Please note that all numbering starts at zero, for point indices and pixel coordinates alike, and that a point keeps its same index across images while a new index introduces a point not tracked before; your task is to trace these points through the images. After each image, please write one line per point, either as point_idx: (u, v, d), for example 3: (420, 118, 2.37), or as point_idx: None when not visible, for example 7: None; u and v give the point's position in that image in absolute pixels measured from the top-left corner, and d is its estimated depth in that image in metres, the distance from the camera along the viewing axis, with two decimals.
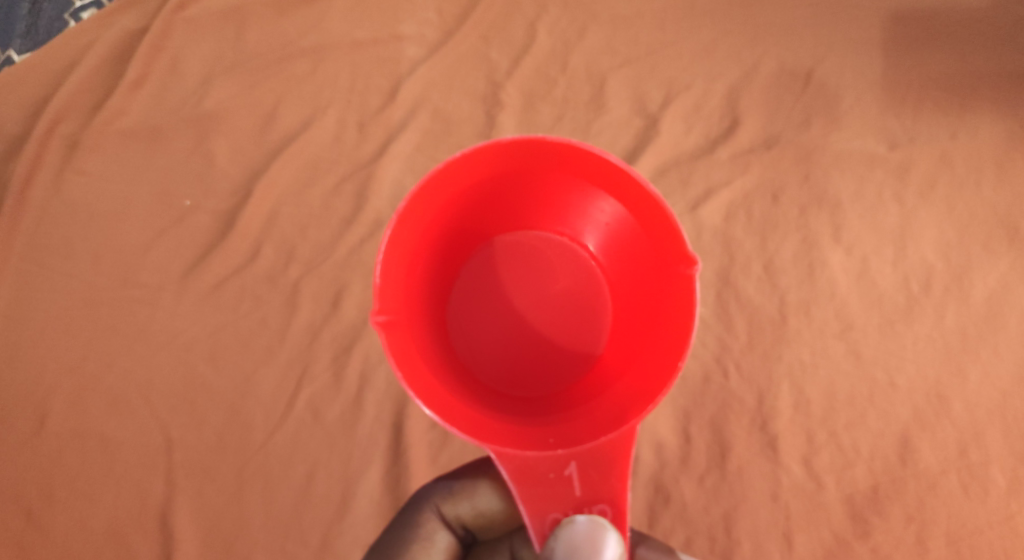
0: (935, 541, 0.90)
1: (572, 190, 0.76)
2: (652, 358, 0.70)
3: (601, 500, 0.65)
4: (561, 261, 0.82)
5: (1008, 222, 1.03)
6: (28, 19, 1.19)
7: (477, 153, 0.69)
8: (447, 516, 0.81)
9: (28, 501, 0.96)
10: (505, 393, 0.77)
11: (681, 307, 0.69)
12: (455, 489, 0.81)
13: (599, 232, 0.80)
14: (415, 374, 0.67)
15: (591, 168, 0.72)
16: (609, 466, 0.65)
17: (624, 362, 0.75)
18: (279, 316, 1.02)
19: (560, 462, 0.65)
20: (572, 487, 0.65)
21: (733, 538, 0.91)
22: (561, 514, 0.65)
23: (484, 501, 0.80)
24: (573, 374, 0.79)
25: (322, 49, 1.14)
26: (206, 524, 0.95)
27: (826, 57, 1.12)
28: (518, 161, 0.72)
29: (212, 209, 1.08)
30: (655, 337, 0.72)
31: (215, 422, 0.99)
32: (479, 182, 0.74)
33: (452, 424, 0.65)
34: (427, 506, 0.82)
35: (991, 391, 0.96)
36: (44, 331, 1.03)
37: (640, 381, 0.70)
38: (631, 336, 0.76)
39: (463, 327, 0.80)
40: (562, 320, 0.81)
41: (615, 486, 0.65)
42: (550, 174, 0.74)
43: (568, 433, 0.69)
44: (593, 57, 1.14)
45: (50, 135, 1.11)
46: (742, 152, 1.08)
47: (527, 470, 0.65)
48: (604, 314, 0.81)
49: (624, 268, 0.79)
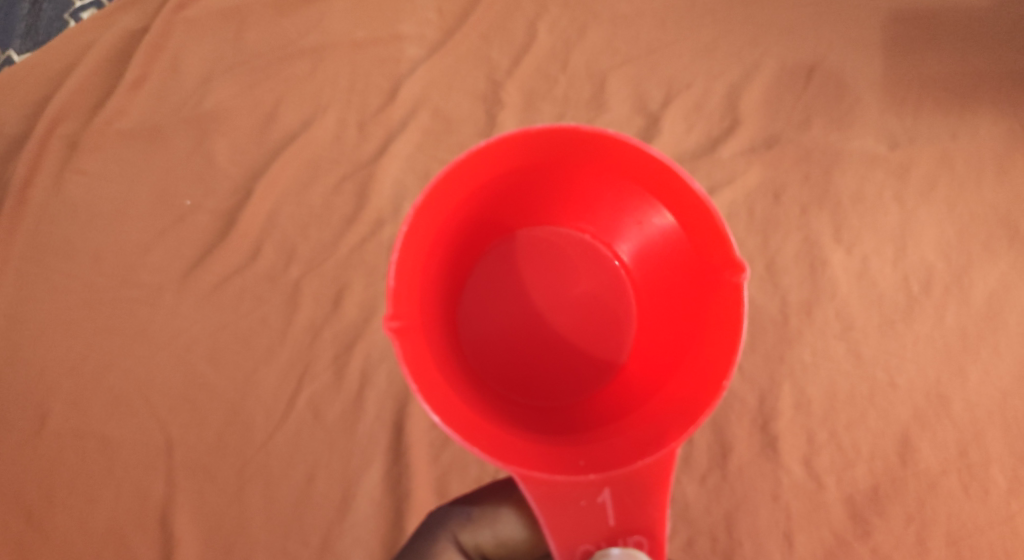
0: (935, 542, 0.90)
1: (600, 187, 0.77)
2: (688, 372, 0.71)
3: (636, 531, 0.65)
4: (584, 261, 0.83)
5: (1008, 222, 1.03)
6: (28, 19, 1.19)
7: (503, 145, 0.69)
8: (465, 545, 0.82)
9: (28, 501, 0.96)
10: (526, 403, 0.79)
11: (723, 316, 0.69)
12: (473, 516, 0.83)
13: (625, 234, 0.81)
14: (432, 388, 0.66)
15: (626, 164, 0.72)
16: (644, 494, 0.65)
17: (655, 376, 0.76)
18: (279, 316, 1.02)
19: (593, 488, 0.65)
20: (605, 515, 0.65)
21: (733, 538, 0.91)
22: (593, 546, 0.65)
23: (506, 529, 0.81)
24: (597, 381, 0.80)
25: (322, 49, 1.14)
26: (206, 523, 0.95)
27: (826, 56, 1.12)
28: (545, 155, 0.72)
29: (212, 208, 1.08)
30: (692, 351, 0.72)
31: (216, 421, 0.98)
32: (502, 175, 0.74)
33: (472, 442, 0.64)
34: (443, 534, 0.83)
35: (992, 391, 0.96)
36: (44, 330, 1.03)
37: (677, 396, 0.70)
38: (663, 347, 0.77)
39: (479, 329, 0.81)
40: (585, 323, 0.82)
41: (651, 514, 0.65)
42: (579, 168, 0.75)
43: (599, 456, 0.68)
44: (592, 57, 1.14)
45: (51, 135, 1.11)
46: (742, 152, 1.08)
47: (555, 496, 0.65)
48: (628, 321, 0.82)
49: (649, 271, 0.80)
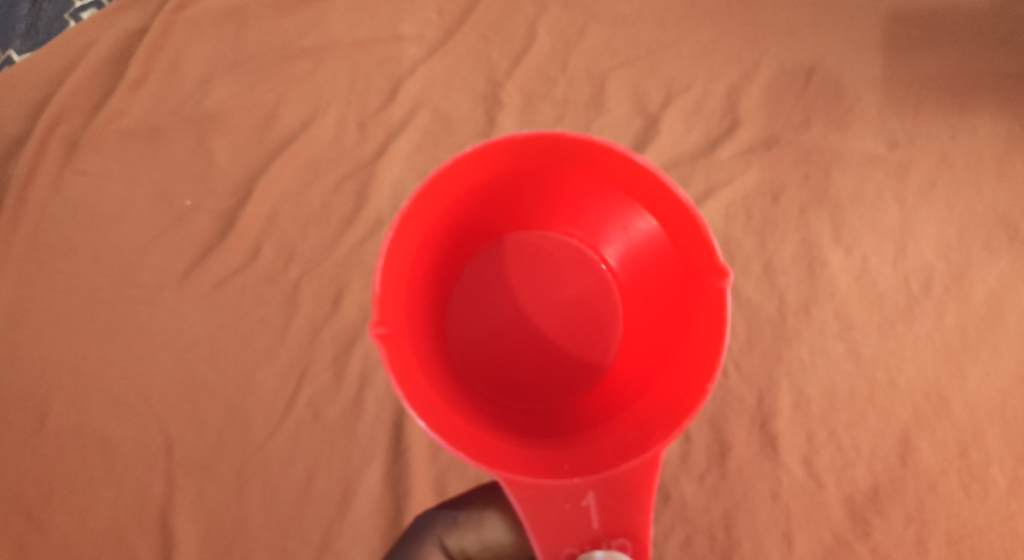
0: (935, 541, 0.90)
1: (585, 190, 0.77)
2: (673, 375, 0.71)
3: (620, 534, 0.64)
4: (571, 265, 0.83)
5: (1008, 222, 1.03)
6: (29, 19, 1.19)
7: (488, 150, 0.69)
8: (451, 549, 0.85)
9: (27, 501, 0.96)
10: (513, 407, 0.79)
11: (707, 319, 0.69)
12: (459, 521, 0.86)
13: (612, 238, 0.81)
14: (415, 392, 0.66)
15: (611, 168, 0.72)
16: (629, 498, 0.65)
17: (641, 379, 0.76)
18: (278, 316, 1.02)
19: (577, 492, 0.65)
20: (589, 518, 0.65)
21: (733, 538, 0.91)
22: (577, 549, 0.64)
23: (491, 533, 0.83)
24: (584, 385, 0.80)
25: (322, 49, 1.14)
26: (206, 522, 0.95)
27: (826, 57, 1.12)
28: (528, 160, 0.72)
29: (212, 208, 1.08)
30: (677, 355, 0.72)
31: (215, 421, 0.98)
32: (487, 179, 0.74)
33: (455, 447, 0.64)
34: (429, 538, 0.86)
35: (991, 391, 0.96)
36: (44, 330, 1.03)
37: (662, 400, 0.70)
38: (649, 350, 0.77)
39: (466, 334, 0.81)
40: (572, 326, 0.82)
41: (636, 518, 0.65)
42: (564, 172, 0.75)
43: (584, 459, 0.68)
44: (592, 57, 1.14)
45: (51, 135, 1.11)
46: (742, 152, 1.08)
47: (540, 499, 0.65)
48: (615, 324, 0.82)
49: (636, 274, 0.80)
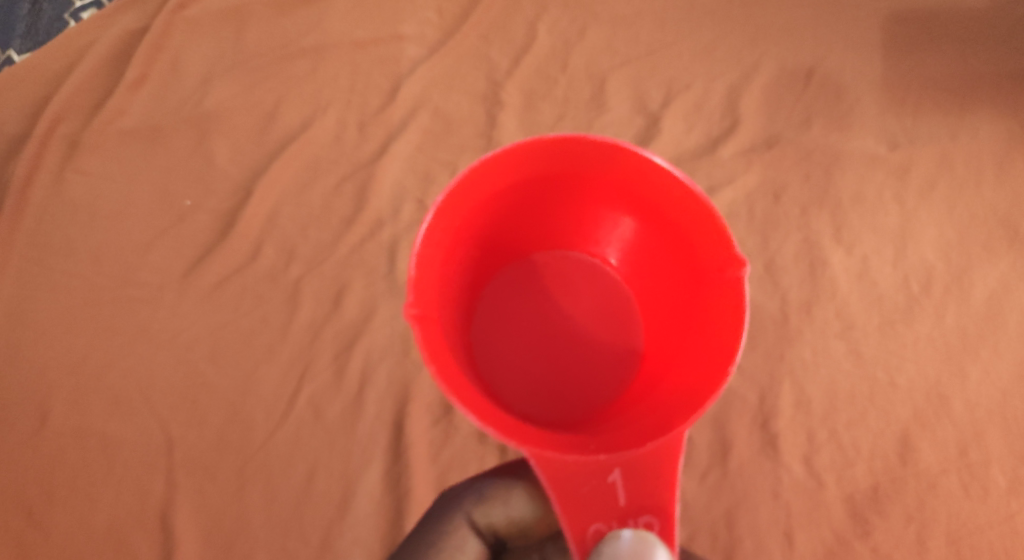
0: (935, 541, 0.90)
1: (608, 194, 0.77)
2: (689, 361, 0.71)
3: (647, 512, 0.65)
4: (584, 273, 0.84)
5: (1008, 223, 1.03)
6: (29, 19, 1.20)
7: (520, 147, 0.69)
8: (478, 523, 0.83)
9: (28, 500, 0.95)
10: (536, 410, 0.78)
11: (725, 308, 0.68)
12: (486, 495, 0.83)
13: (626, 240, 0.81)
14: (446, 365, 0.65)
15: (634, 172, 0.72)
16: (655, 475, 0.65)
17: (660, 371, 0.76)
18: (279, 316, 1.02)
19: (603, 468, 0.65)
20: (615, 495, 0.65)
21: (734, 536, 0.90)
22: (603, 525, 0.65)
23: (516, 507, 0.82)
24: (608, 382, 0.80)
25: (323, 49, 1.16)
26: (206, 522, 0.94)
27: (826, 57, 1.13)
28: (557, 166, 0.73)
29: (212, 208, 1.08)
30: (694, 342, 0.72)
31: (215, 420, 0.98)
32: (513, 184, 0.73)
33: (484, 422, 0.63)
34: (457, 512, 0.83)
35: (992, 391, 0.96)
36: (45, 330, 1.02)
37: (680, 386, 0.70)
38: (669, 333, 0.77)
39: (485, 334, 0.81)
40: (590, 323, 0.82)
41: (662, 494, 0.65)
42: (588, 175, 0.74)
43: (608, 440, 0.68)
44: (592, 58, 1.15)
45: (51, 135, 1.11)
46: (743, 152, 1.08)
47: (563, 477, 0.64)
48: (633, 315, 0.83)
49: (652, 271, 0.80)
